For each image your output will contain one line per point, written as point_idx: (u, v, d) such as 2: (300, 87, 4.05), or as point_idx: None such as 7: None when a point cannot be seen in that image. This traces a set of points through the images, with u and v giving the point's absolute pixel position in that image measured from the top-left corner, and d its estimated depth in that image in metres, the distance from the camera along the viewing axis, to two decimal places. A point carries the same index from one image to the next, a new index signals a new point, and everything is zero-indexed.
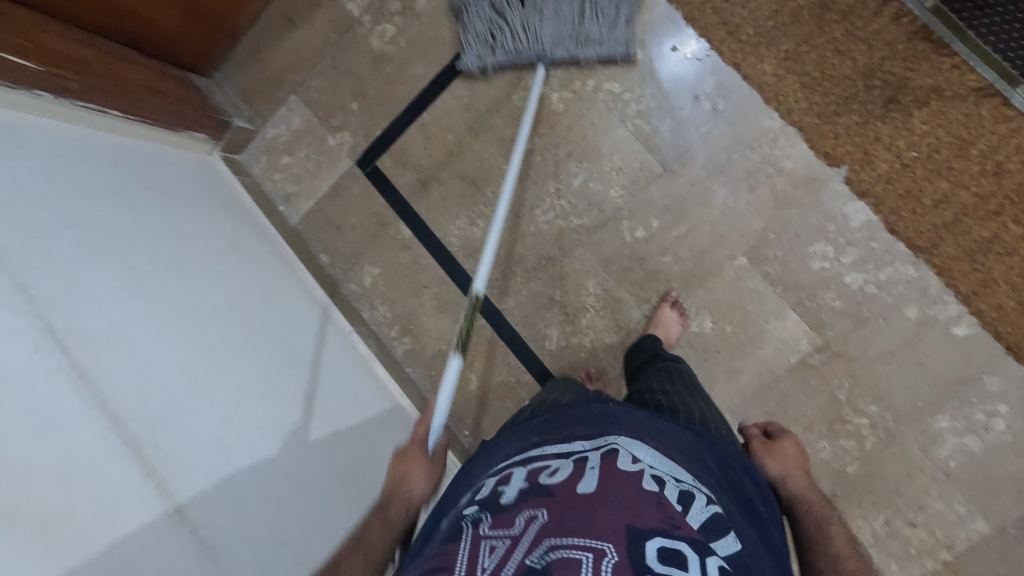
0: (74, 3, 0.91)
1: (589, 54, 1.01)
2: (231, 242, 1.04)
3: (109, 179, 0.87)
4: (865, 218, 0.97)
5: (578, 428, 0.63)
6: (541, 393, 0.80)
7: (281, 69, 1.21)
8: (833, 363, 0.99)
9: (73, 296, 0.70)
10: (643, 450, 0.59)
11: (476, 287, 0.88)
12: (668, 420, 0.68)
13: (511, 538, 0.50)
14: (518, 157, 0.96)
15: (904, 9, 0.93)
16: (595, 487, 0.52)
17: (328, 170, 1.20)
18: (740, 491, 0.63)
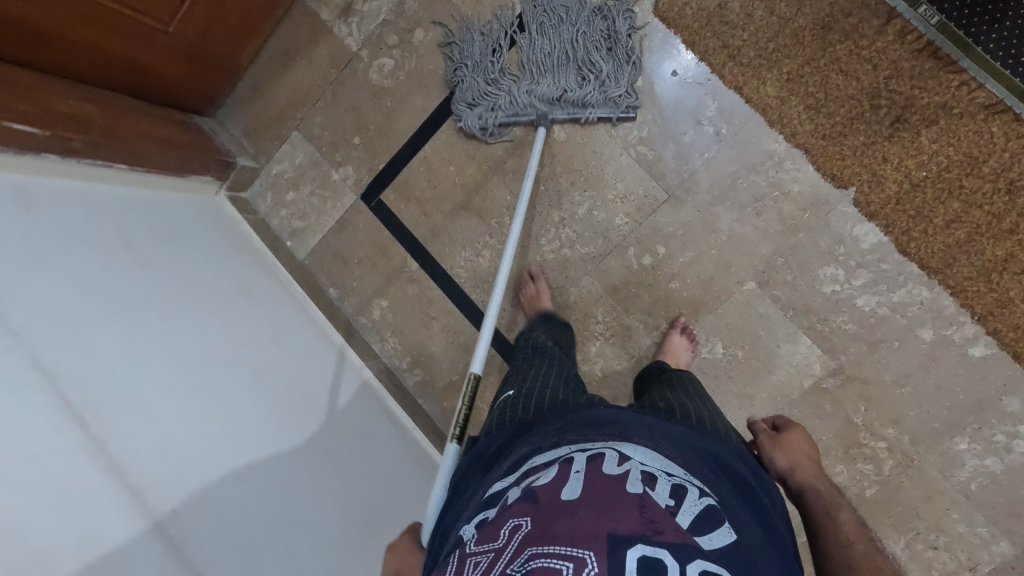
0: (75, 58, 0.92)
1: (590, 117, 1.03)
2: (239, 283, 1.05)
3: (116, 230, 0.88)
4: (876, 239, 0.95)
5: (566, 436, 0.66)
6: (529, 382, 0.85)
7: (283, 106, 1.21)
8: (847, 387, 0.98)
9: (86, 363, 0.71)
10: (633, 449, 0.62)
11: (475, 369, 0.90)
12: (657, 419, 0.72)
13: (495, 551, 0.49)
14: (529, 182, 0.98)
15: (909, 26, 0.91)
16: (579, 493, 0.52)
17: (333, 205, 1.21)
18: (733, 475, 0.68)
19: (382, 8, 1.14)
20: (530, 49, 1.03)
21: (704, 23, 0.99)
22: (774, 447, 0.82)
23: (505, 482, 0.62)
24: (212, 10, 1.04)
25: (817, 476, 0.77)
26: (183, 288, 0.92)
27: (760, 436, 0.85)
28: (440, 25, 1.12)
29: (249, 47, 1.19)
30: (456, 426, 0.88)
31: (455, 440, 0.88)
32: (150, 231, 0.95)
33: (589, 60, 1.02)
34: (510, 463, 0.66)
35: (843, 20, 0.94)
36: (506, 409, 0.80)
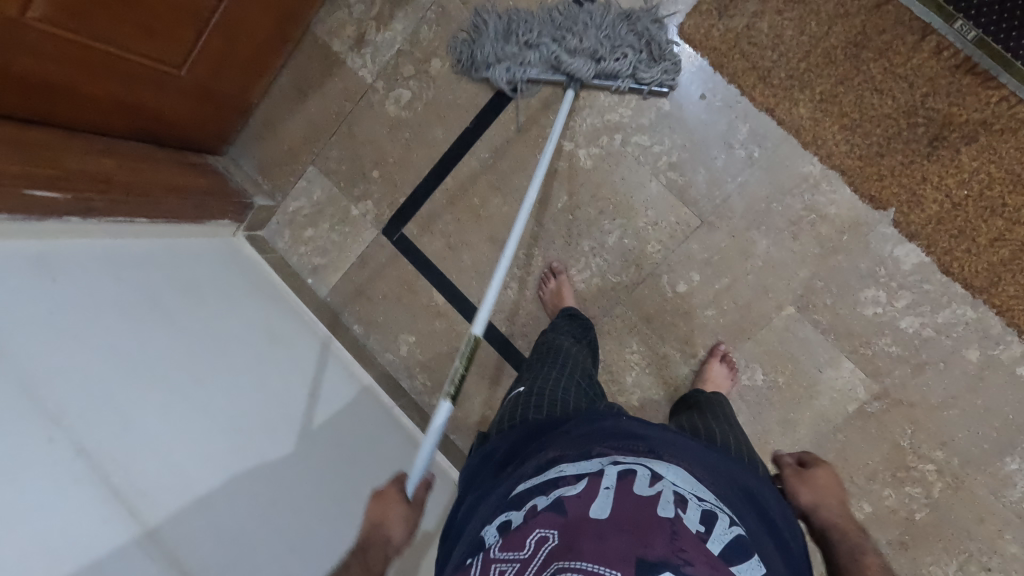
0: (90, 112, 0.90)
1: (621, 86, 0.99)
2: (263, 319, 1.03)
3: (142, 280, 0.86)
4: (917, 260, 0.93)
5: (595, 447, 0.62)
6: (540, 381, 0.84)
7: (297, 141, 1.18)
8: (893, 410, 0.97)
9: (122, 436, 0.70)
10: (664, 468, 0.59)
11: (476, 331, 0.85)
12: (685, 436, 0.68)
13: (520, 560, 0.50)
14: (545, 157, 0.92)
15: (946, 42, 0.89)
16: (610, 511, 0.51)
17: (354, 241, 1.18)
18: (758, 503, 0.63)
19: (396, 39, 1.11)
20: (569, 8, 0.99)
21: (731, 45, 0.96)
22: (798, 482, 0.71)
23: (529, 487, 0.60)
24: (223, 50, 1.02)
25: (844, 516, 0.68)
26: (213, 339, 0.90)
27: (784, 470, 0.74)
28: (456, 55, 1.09)
29: (260, 84, 1.15)
30: (450, 384, 0.83)
31: (449, 399, 0.83)
32: (172, 275, 0.92)
33: (633, 27, 0.97)
34: (532, 469, 0.63)
35: (876, 37, 0.91)
36: (519, 406, 0.79)
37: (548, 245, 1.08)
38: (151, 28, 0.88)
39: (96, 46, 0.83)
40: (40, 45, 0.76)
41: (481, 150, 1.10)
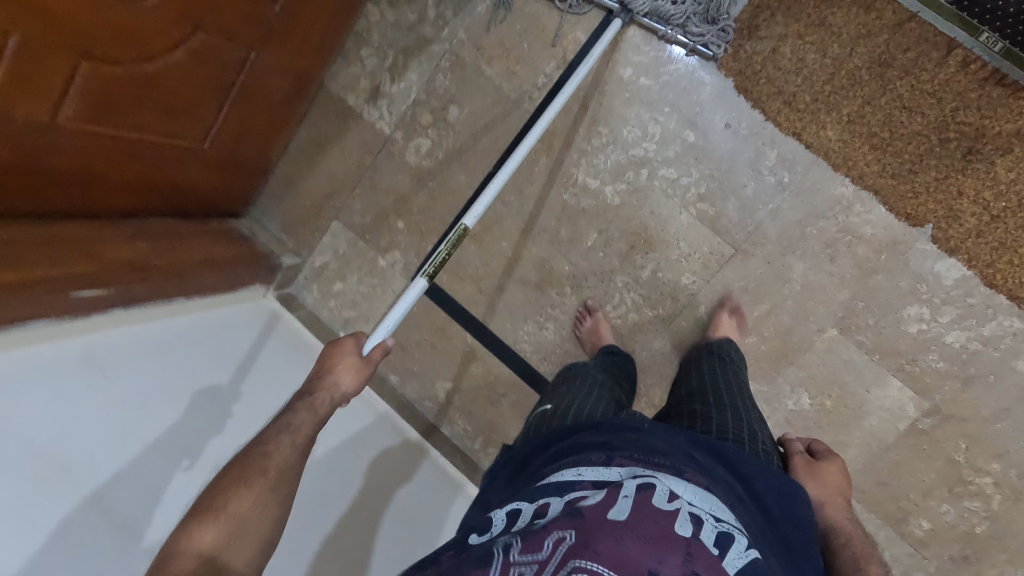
0: (123, 196, 0.90)
1: (665, 35, 0.98)
2: (289, 371, 1.02)
3: (175, 355, 0.87)
4: (959, 274, 0.93)
5: (616, 456, 0.58)
6: (567, 399, 0.83)
7: (319, 197, 1.18)
8: (944, 426, 0.96)
9: (149, 494, 0.71)
10: (681, 485, 0.53)
11: (465, 220, 0.84)
12: (711, 455, 0.63)
13: (538, 564, 0.45)
14: (574, 83, 0.89)
15: (971, 56, 0.88)
16: (629, 515, 0.47)
17: (383, 291, 1.18)
18: (776, 535, 0.58)
19: (412, 89, 1.11)
20: None
21: (755, 71, 0.95)
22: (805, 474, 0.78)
23: (543, 488, 0.56)
24: (242, 119, 1.02)
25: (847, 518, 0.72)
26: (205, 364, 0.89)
27: (794, 458, 0.80)
28: (474, 100, 1.09)
29: (278, 143, 1.15)
30: (430, 266, 0.85)
31: (425, 278, 0.84)
32: (204, 346, 0.92)
33: None
34: (550, 472, 0.60)
35: (900, 55, 0.91)
36: (545, 419, 0.79)
37: (581, 282, 1.08)
38: (173, 109, 0.88)
39: (124, 136, 0.83)
40: (74, 143, 0.77)
41: (505, 193, 1.09)
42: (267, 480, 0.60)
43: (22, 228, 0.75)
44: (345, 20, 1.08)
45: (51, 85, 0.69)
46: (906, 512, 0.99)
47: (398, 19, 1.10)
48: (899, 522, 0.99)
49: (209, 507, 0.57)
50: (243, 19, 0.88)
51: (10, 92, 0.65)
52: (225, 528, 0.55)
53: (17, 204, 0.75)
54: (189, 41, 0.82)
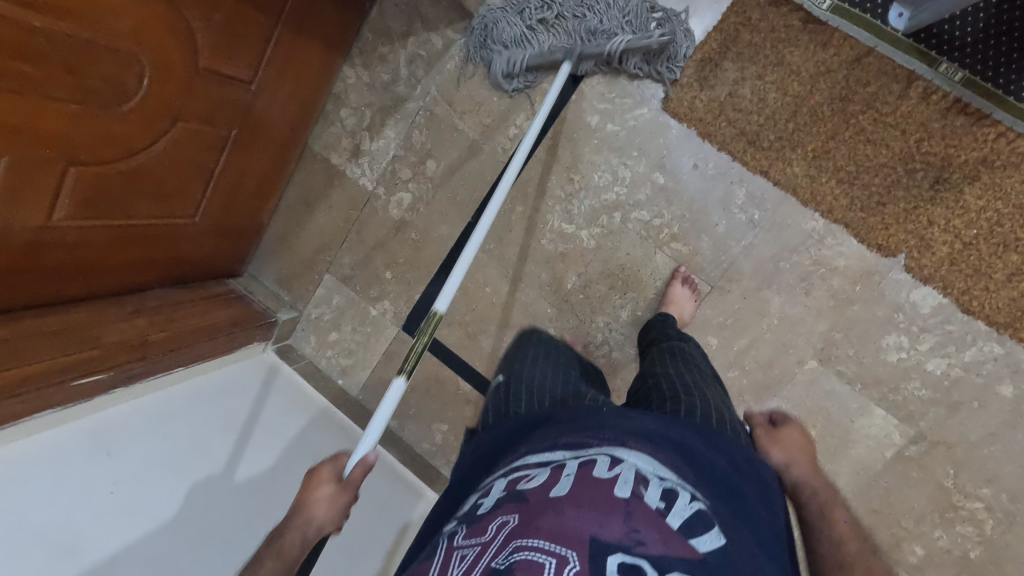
0: (122, 274, 0.96)
1: (619, 44, 0.95)
2: (282, 420, 1.07)
3: (178, 419, 0.92)
4: (935, 302, 0.93)
5: (563, 436, 0.62)
6: (532, 373, 0.85)
7: (311, 252, 1.23)
8: (932, 453, 0.96)
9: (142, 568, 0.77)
10: (627, 453, 0.57)
11: (436, 307, 0.85)
12: (663, 417, 0.68)
13: (481, 545, 0.51)
14: (532, 133, 0.90)
15: (932, 86, 0.89)
16: (568, 491, 0.52)
17: (376, 339, 1.22)
18: (734, 489, 0.61)
19: (390, 146, 1.15)
20: None
21: (717, 113, 0.97)
22: (770, 441, 0.78)
23: (492, 479, 0.61)
24: (230, 186, 1.07)
25: (812, 474, 0.73)
26: (203, 429, 0.94)
27: (756, 429, 0.80)
28: (450, 154, 1.12)
29: (267, 204, 1.21)
30: (406, 363, 0.83)
31: (403, 377, 0.83)
32: (208, 410, 0.97)
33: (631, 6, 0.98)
34: (504, 460, 0.65)
35: (861, 89, 0.91)
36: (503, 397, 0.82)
37: (563, 324, 1.10)
38: (163, 193, 0.93)
39: (118, 223, 0.89)
40: (71, 236, 0.83)
41: (486, 241, 1.12)
42: None
43: (25, 321, 0.81)
44: (321, 86, 1.13)
45: (44, 192, 0.75)
46: (900, 539, 0.98)
47: (372, 80, 1.14)
48: (893, 549, 0.99)
49: None
50: (221, 102, 0.93)
51: (5, 206, 0.71)
52: None
53: (17, 298, 0.81)
54: (172, 129, 0.87)
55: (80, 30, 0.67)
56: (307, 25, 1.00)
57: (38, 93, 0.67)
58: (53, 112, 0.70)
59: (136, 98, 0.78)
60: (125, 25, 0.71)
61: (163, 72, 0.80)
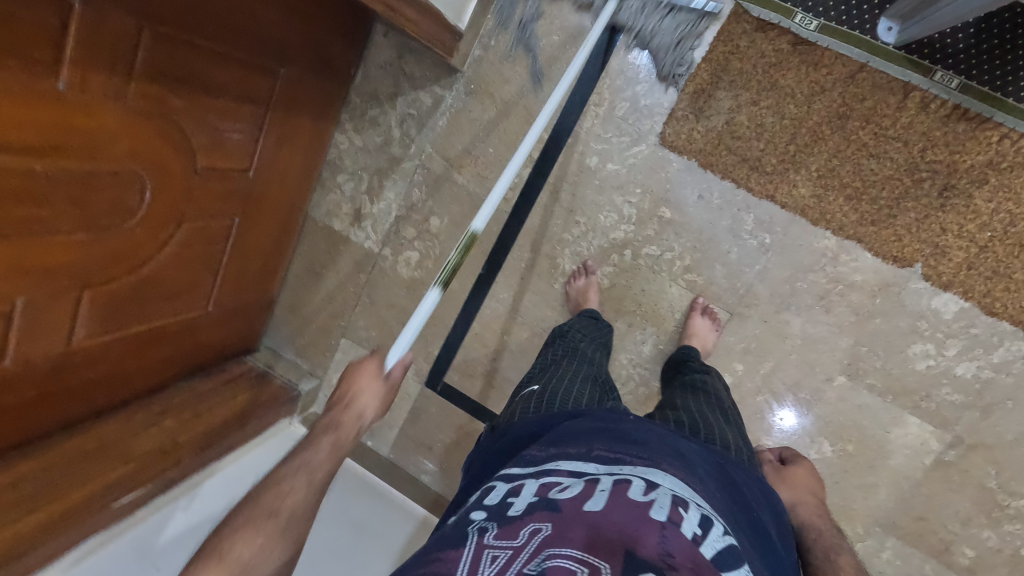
0: (142, 376, 0.95)
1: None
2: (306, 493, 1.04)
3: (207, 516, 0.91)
4: (957, 307, 0.93)
5: (595, 448, 0.60)
6: (551, 377, 0.83)
7: (324, 319, 1.23)
8: (970, 456, 0.96)
9: None
10: (661, 477, 0.55)
11: (475, 226, 0.80)
12: (685, 441, 0.66)
13: (514, 548, 0.45)
14: (558, 93, 0.84)
15: (930, 96, 0.88)
16: (604, 506, 0.48)
17: (400, 399, 1.21)
18: (754, 517, 0.59)
19: (391, 207, 1.15)
20: None
21: (716, 143, 0.97)
22: (777, 478, 0.83)
23: (521, 476, 0.58)
24: (238, 271, 1.07)
25: (817, 514, 0.74)
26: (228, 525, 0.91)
27: (766, 468, 0.86)
28: (453, 207, 1.12)
29: (276, 278, 1.21)
30: (444, 273, 0.81)
31: (438, 287, 0.80)
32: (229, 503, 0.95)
33: None
34: (529, 460, 0.61)
35: (859, 105, 0.91)
36: (531, 402, 0.78)
37: None
38: (172, 294, 0.92)
39: (134, 331, 0.88)
40: (91, 356, 0.83)
41: (499, 290, 1.12)
42: (276, 521, 0.59)
43: (58, 445, 0.82)
44: (316, 157, 1.13)
45: (60, 324, 0.75)
46: (948, 543, 0.98)
47: (366, 143, 1.14)
48: (943, 553, 0.99)
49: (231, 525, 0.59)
50: (221, 195, 0.92)
51: (23, 347, 0.71)
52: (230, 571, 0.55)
53: (52, 424, 0.81)
54: (178, 232, 0.87)
55: (80, 162, 0.66)
56: (296, 103, 0.99)
57: (43, 234, 0.66)
58: (62, 245, 0.69)
59: (139, 212, 0.78)
60: (122, 148, 0.70)
61: (163, 184, 0.79)
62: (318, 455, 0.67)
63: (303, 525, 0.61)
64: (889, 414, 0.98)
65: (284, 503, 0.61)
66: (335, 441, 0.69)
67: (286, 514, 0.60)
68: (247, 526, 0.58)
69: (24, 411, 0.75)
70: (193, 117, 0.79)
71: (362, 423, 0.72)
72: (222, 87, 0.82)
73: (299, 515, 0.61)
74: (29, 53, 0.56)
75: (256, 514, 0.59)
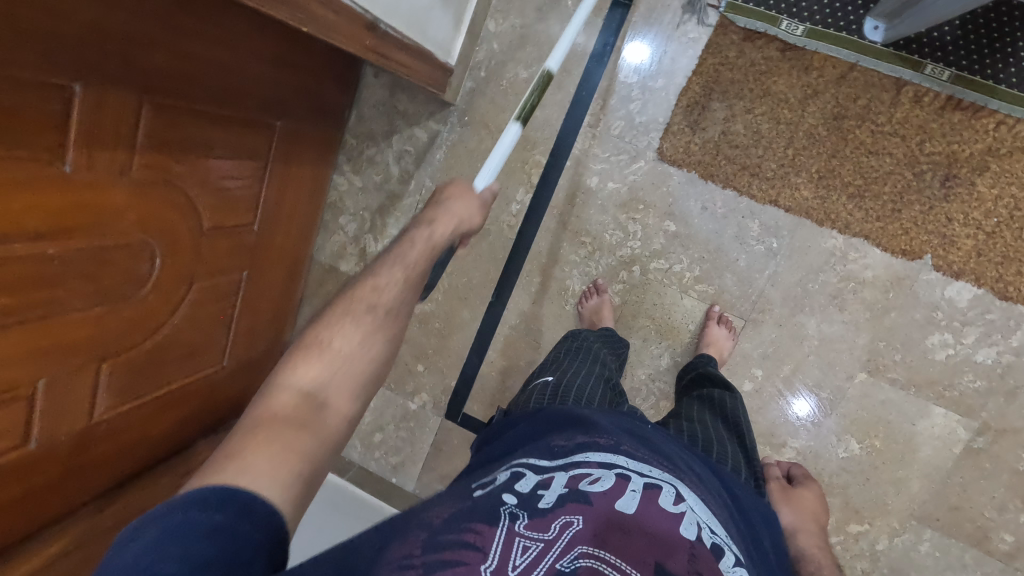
0: (165, 439, 0.95)
1: None
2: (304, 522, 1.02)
3: None
4: (971, 295, 0.93)
5: (623, 444, 0.55)
6: (564, 376, 0.78)
7: None
8: (999, 441, 0.96)
9: None
10: (686, 491, 0.50)
11: (549, 63, 0.75)
12: (701, 459, 0.62)
13: (546, 541, 0.40)
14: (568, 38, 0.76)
15: (922, 90, 0.89)
16: (637, 511, 0.44)
17: (421, 434, 1.20)
18: (759, 545, 0.55)
19: None
20: None
21: (714, 153, 0.97)
22: (782, 499, 0.82)
23: (544, 460, 0.51)
24: (251, 325, 1.08)
25: (818, 545, 0.73)
26: None
27: (772, 485, 0.86)
28: None
29: (287, 324, 1.21)
30: (522, 110, 0.75)
31: (519, 121, 0.74)
32: None
33: None
34: (548, 446, 0.55)
35: (853, 104, 0.92)
36: (544, 396, 0.72)
37: None
38: (188, 353, 0.92)
39: (153, 397, 0.88)
40: (113, 426, 0.82)
41: (511, 316, 1.12)
42: (375, 316, 0.59)
43: (84, 521, 0.82)
44: (317, 201, 1.14)
45: (83, 400, 0.75)
46: (987, 530, 0.97)
47: (365, 183, 1.15)
48: (982, 541, 0.98)
49: (331, 317, 0.58)
50: (229, 252, 0.92)
51: (46, 429, 0.70)
52: (331, 362, 0.54)
53: (78, 496, 0.81)
54: (190, 293, 0.87)
55: (90, 240, 0.66)
56: (296, 151, 1.00)
57: (61, 315, 0.66)
58: (78, 323, 0.69)
59: (150, 279, 0.78)
60: (130, 220, 0.70)
61: (172, 245, 0.79)
62: (413, 250, 0.66)
63: (395, 325, 0.61)
64: (914, 407, 0.97)
65: (380, 300, 0.60)
66: (429, 238, 0.68)
67: (380, 314, 0.59)
68: (347, 316, 0.58)
69: (49, 490, 0.75)
70: (195, 179, 0.79)
71: (459, 230, 0.70)
72: (222, 145, 0.82)
73: (390, 313, 0.60)
74: (32, 143, 0.56)
75: (354, 307, 0.59)
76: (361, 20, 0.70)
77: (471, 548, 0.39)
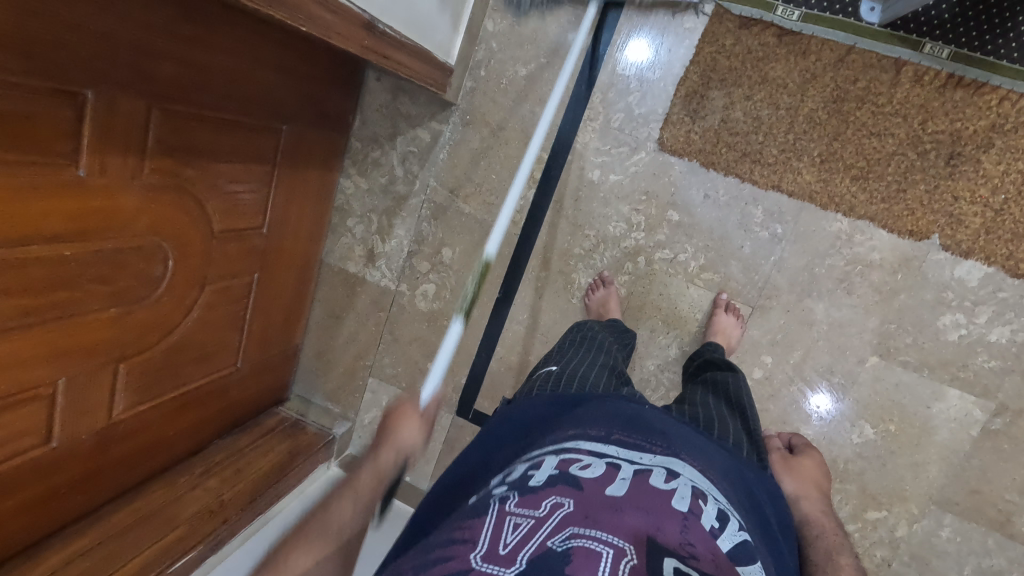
0: (182, 441, 0.97)
1: None
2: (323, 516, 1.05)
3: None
4: (981, 274, 0.92)
5: (615, 431, 0.55)
6: (568, 364, 0.79)
7: (350, 362, 1.24)
8: (1017, 422, 0.94)
9: None
10: (681, 467, 0.51)
11: (488, 251, 0.85)
12: (702, 435, 0.62)
13: (537, 518, 0.41)
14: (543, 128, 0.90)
15: (922, 68, 0.89)
16: (627, 492, 0.45)
17: (434, 431, 1.21)
18: (762, 512, 0.56)
19: (403, 243, 1.17)
20: None
21: (715, 141, 0.98)
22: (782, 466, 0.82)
23: (539, 453, 0.52)
24: (263, 327, 1.10)
25: (821, 511, 0.73)
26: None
27: (774, 456, 0.84)
28: (463, 238, 1.14)
29: (299, 327, 1.23)
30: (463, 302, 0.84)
31: (460, 317, 0.83)
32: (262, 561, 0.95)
33: None
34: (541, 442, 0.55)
35: (851, 87, 0.92)
36: (550, 382, 0.74)
37: None
38: (202, 357, 0.94)
39: (171, 398, 0.90)
40: (133, 427, 0.84)
41: (518, 312, 1.13)
42: (324, 541, 0.57)
43: (106, 519, 0.84)
44: (324, 204, 1.16)
45: (103, 399, 0.77)
46: (1009, 514, 0.95)
47: (370, 185, 1.17)
48: (1005, 525, 0.96)
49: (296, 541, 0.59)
50: (240, 255, 0.95)
51: (67, 429, 0.73)
52: None
53: (99, 497, 0.83)
54: (202, 297, 0.89)
55: (104, 243, 0.68)
56: (301, 154, 1.02)
57: (79, 319, 0.68)
58: (97, 325, 0.71)
59: (163, 282, 0.80)
60: (143, 224, 0.72)
61: (185, 248, 0.82)
62: (363, 480, 0.62)
63: (352, 543, 0.59)
64: (928, 390, 0.96)
65: (333, 522, 0.59)
66: (375, 467, 0.62)
67: (336, 534, 0.58)
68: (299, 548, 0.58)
69: (73, 489, 0.78)
70: (205, 184, 0.82)
71: (403, 456, 0.63)
72: (229, 151, 0.84)
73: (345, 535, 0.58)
74: (48, 149, 0.58)
75: (312, 531, 0.59)
76: (360, 20, 0.72)
77: (460, 542, 0.40)
